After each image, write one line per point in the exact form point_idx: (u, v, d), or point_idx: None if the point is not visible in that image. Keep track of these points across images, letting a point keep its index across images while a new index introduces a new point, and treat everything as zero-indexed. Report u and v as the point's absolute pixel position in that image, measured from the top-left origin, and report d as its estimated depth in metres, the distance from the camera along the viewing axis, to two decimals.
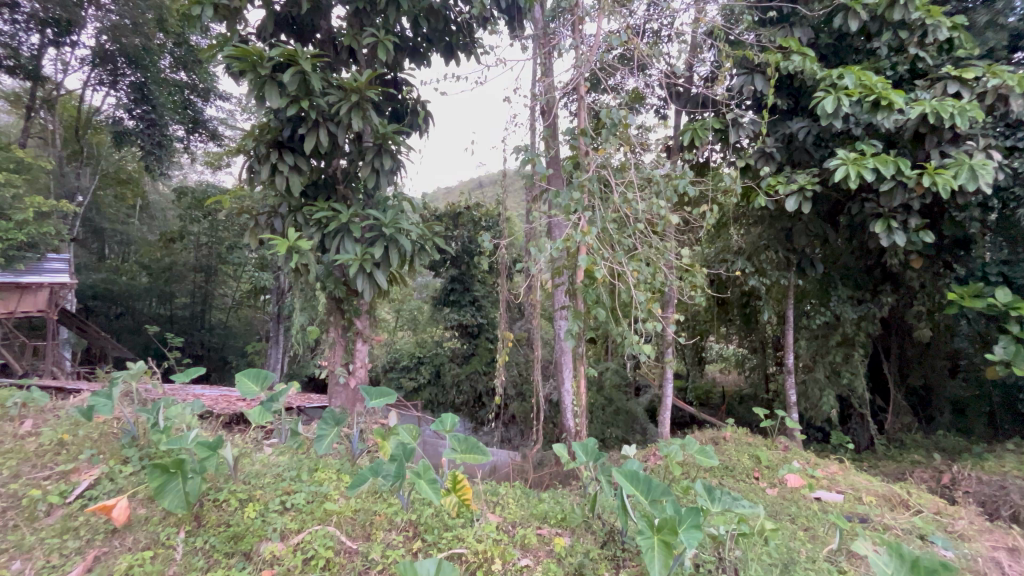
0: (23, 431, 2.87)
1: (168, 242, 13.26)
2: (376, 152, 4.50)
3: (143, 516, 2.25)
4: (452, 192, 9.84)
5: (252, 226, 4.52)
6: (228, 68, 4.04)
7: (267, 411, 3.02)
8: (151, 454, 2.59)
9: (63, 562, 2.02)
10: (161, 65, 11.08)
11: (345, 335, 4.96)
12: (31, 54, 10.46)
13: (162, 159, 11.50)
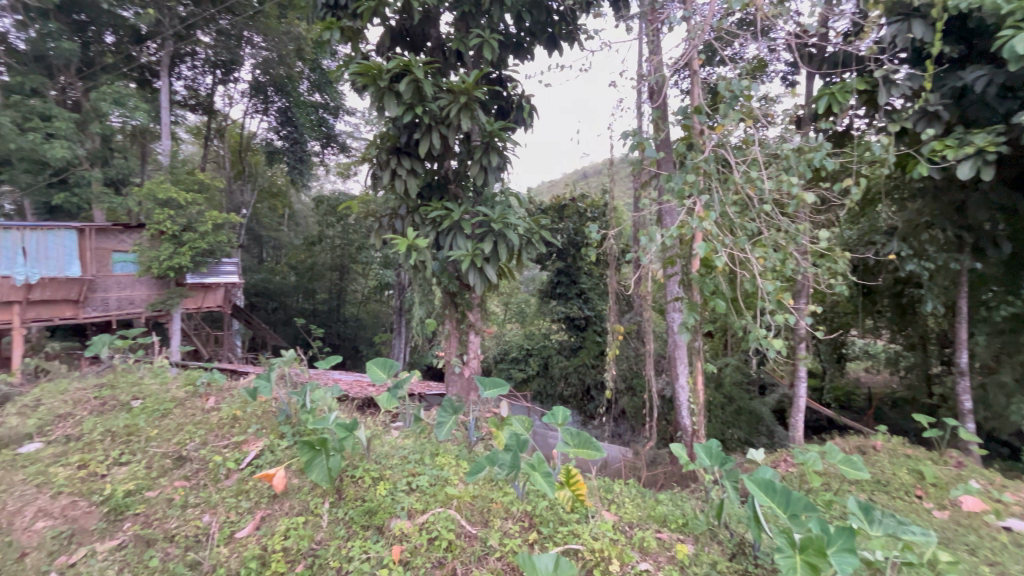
0: (209, 406, 3.46)
1: (310, 245, 15.11)
2: (484, 150, 4.62)
3: (297, 485, 2.56)
4: (557, 184, 9.80)
5: (377, 227, 4.94)
6: (353, 84, 4.43)
7: (394, 397, 3.29)
8: (301, 431, 2.95)
9: (239, 519, 2.39)
10: (301, 90, 12.60)
11: (459, 327, 5.21)
12: (206, 92, 12.61)
13: (303, 173, 13.24)
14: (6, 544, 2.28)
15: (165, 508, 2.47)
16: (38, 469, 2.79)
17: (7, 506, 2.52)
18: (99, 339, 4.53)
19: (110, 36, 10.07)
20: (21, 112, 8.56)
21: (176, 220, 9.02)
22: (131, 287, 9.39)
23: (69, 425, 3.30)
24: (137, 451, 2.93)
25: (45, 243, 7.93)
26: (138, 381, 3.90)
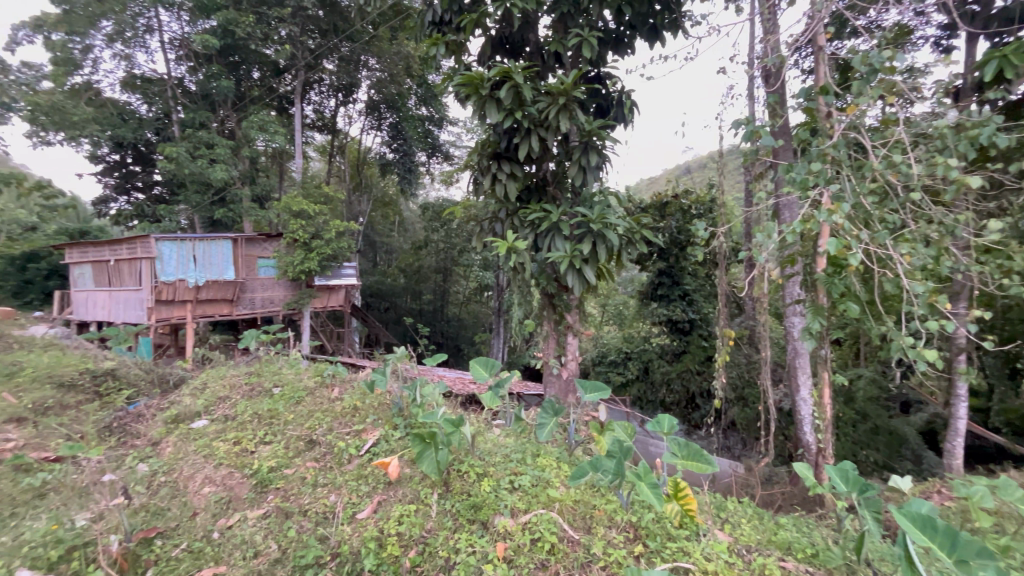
0: (334, 395, 3.85)
1: (417, 250, 16.14)
2: (583, 150, 4.57)
3: (409, 474, 2.74)
4: (659, 181, 9.36)
5: (479, 231, 5.11)
6: (456, 95, 4.61)
7: (496, 396, 3.38)
8: (412, 423, 3.16)
9: (359, 501, 2.60)
10: (410, 105, 13.52)
11: (557, 328, 5.20)
12: (330, 114, 14.06)
13: (412, 182, 14.08)
14: (182, 503, 2.71)
15: (299, 485, 2.78)
16: (205, 442, 3.31)
17: (183, 471, 3.02)
18: (249, 333, 5.29)
19: (257, 72, 11.71)
20: (192, 143, 10.44)
21: (306, 229, 10.18)
22: (272, 288, 10.74)
23: (227, 406, 3.87)
24: (277, 432, 3.34)
25: (209, 251, 9.40)
26: (278, 371, 4.46)
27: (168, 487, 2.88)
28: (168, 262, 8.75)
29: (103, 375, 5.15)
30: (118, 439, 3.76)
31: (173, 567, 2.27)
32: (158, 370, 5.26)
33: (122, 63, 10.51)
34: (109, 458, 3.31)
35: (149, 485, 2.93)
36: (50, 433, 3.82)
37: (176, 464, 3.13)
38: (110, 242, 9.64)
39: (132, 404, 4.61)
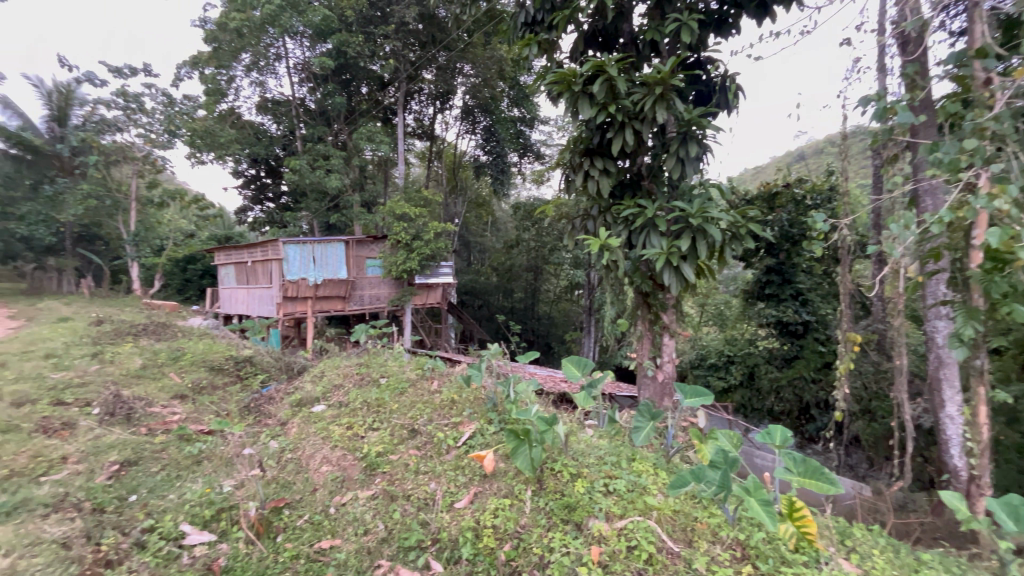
0: (433, 387, 4.07)
1: (509, 249, 16.44)
2: (681, 141, 4.33)
3: (503, 469, 2.80)
4: (767, 171, 8.59)
5: (570, 229, 5.05)
6: (548, 93, 4.59)
7: (589, 396, 3.34)
8: (506, 419, 3.25)
9: (457, 490, 2.71)
10: (503, 107, 13.85)
11: (652, 329, 4.97)
12: (429, 121, 14.84)
13: (504, 183, 14.38)
14: (305, 479, 3.00)
15: (403, 471, 2.96)
16: (323, 425, 3.67)
17: (305, 450, 3.35)
18: (359, 327, 5.80)
19: (366, 87, 12.73)
20: (313, 156, 11.65)
21: (407, 231, 10.85)
22: (378, 286, 11.61)
23: (342, 393, 4.26)
24: (384, 420, 3.60)
25: (325, 253, 10.45)
26: (384, 363, 4.82)
27: (294, 463, 3.22)
28: (292, 262, 9.97)
29: (244, 360, 5.95)
30: (254, 418, 4.29)
31: (298, 535, 2.48)
32: (285, 358, 5.96)
33: (257, 89, 12.03)
34: (248, 433, 3.78)
35: (278, 459, 3.29)
36: (204, 409, 4.49)
37: (299, 443, 3.48)
38: (248, 246, 11.13)
39: (266, 388, 5.26)
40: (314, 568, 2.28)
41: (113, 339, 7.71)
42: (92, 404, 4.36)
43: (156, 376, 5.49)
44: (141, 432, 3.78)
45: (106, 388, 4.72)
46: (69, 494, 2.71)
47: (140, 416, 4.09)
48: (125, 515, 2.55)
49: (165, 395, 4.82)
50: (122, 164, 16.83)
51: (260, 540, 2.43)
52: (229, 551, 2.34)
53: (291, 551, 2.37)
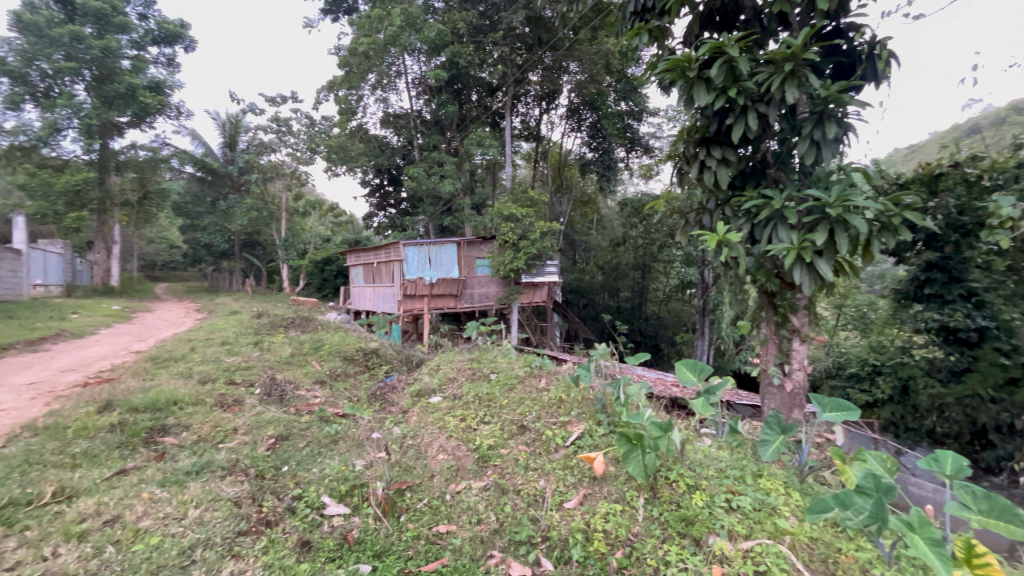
0: (541, 385, 4.12)
1: (616, 246, 16.01)
2: (815, 122, 3.82)
3: (613, 473, 2.74)
4: (928, 149, 7.26)
5: (683, 224, 4.76)
6: (660, 82, 4.35)
7: (708, 404, 3.12)
8: (616, 422, 3.19)
9: (567, 490, 2.70)
10: (610, 102, 13.60)
11: (779, 332, 4.48)
12: (535, 122, 15.01)
13: (611, 178, 14.02)
14: (424, 465, 3.19)
15: (513, 465, 3.03)
16: (440, 415, 3.90)
17: (425, 438, 3.58)
18: (471, 324, 6.09)
19: (476, 94, 13.31)
20: (428, 163, 12.48)
21: (515, 231, 11.08)
22: (487, 285, 12.02)
23: (455, 385, 4.50)
24: (495, 414, 3.72)
25: (439, 253, 11.17)
26: (494, 359, 5.00)
27: (414, 449, 3.44)
28: (411, 263, 10.85)
29: (371, 352, 6.59)
30: (380, 404, 4.71)
31: (418, 517, 2.62)
32: (406, 351, 6.48)
33: (381, 105, 13.21)
34: (375, 419, 4.15)
35: (401, 444, 3.54)
36: (340, 394, 5.05)
37: (419, 431, 3.73)
38: (374, 249, 12.28)
39: (389, 377, 5.76)
40: (433, 550, 2.35)
41: (269, 330, 9.00)
42: (255, 385, 5.14)
43: (302, 363, 6.32)
44: (291, 412, 4.36)
45: (264, 372, 5.52)
46: (239, 460, 3.19)
47: (290, 398, 4.71)
48: (280, 482, 2.93)
49: (309, 379, 5.51)
50: (275, 180, 19.60)
51: (386, 517, 2.60)
52: (361, 525, 2.52)
53: (413, 531, 2.50)
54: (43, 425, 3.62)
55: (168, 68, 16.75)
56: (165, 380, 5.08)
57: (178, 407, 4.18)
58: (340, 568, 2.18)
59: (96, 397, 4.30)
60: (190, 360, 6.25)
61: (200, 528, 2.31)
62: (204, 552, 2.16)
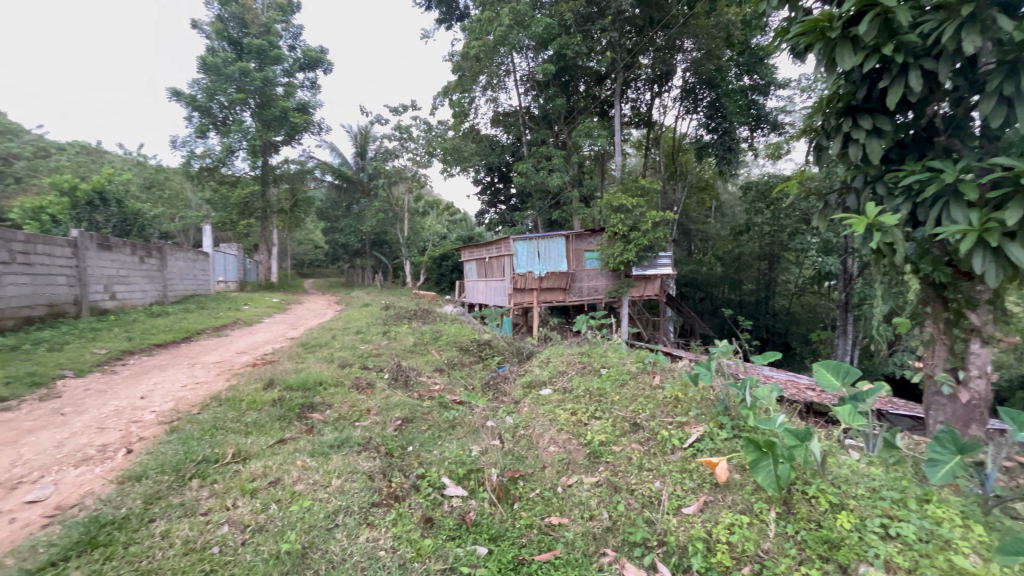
0: (655, 382, 3.97)
1: (737, 235, 14.74)
2: (1006, 74, 3.07)
3: (739, 482, 2.54)
4: None
5: (821, 207, 4.15)
6: (793, 48, 3.82)
7: (856, 412, 2.72)
8: (741, 426, 2.98)
9: (685, 495, 2.56)
10: (731, 78, 12.69)
11: (950, 332, 3.73)
12: (646, 108, 14.33)
13: (732, 161, 12.89)
14: (536, 455, 3.25)
15: (626, 464, 2.95)
16: (550, 408, 3.94)
17: (536, 429, 3.63)
18: (581, 318, 6.07)
19: (584, 85, 13.07)
20: (537, 158, 12.63)
21: (625, 222, 10.69)
22: (596, 278, 11.75)
23: (565, 378, 4.51)
24: (606, 410, 3.66)
25: (549, 247, 11.23)
26: (604, 354, 4.92)
27: (527, 439, 3.51)
28: (521, 257, 11.07)
29: (484, 343, 6.90)
30: (493, 393, 4.90)
31: (531, 507, 2.66)
32: (516, 344, 6.66)
33: (491, 105, 13.64)
34: (488, 407, 4.35)
35: (513, 433, 3.64)
36: (456, 382, 5.37)
37: (530, 422, 3.81)
38: (486, 244, 12.77)
39: (501, 368, 5.99)
40: (546, 540, 2.37)
41: (395, 320, 9.88)
42: (384, 370, 5.68)
43: (423, 351, 6.83)
44: (414, 396, 4.76)
45: (391, 359, 6.08)
46: (372, 437, 3.55)
47: (413, 383, 5.13)
48: (406, 461, 3.19)
49: (429, 367, 5.95)
50: (399, 184, 21.34)
51: (500, 503, 2.68)
52: (477, 508, 2.62)
53: (525, 519, 2.55)
54: (224, 397, 4.38)
55: (311, 90, 19.08)
56: (312, 363, 5.84)
57: (323, 387, 4.78)
58: (459, 547, 2.29)
59: (263, 375, 5.10)
60: (332, 346, 7.12)
61: (341, 496, 2.60)
62: (345, 517, 2.42)
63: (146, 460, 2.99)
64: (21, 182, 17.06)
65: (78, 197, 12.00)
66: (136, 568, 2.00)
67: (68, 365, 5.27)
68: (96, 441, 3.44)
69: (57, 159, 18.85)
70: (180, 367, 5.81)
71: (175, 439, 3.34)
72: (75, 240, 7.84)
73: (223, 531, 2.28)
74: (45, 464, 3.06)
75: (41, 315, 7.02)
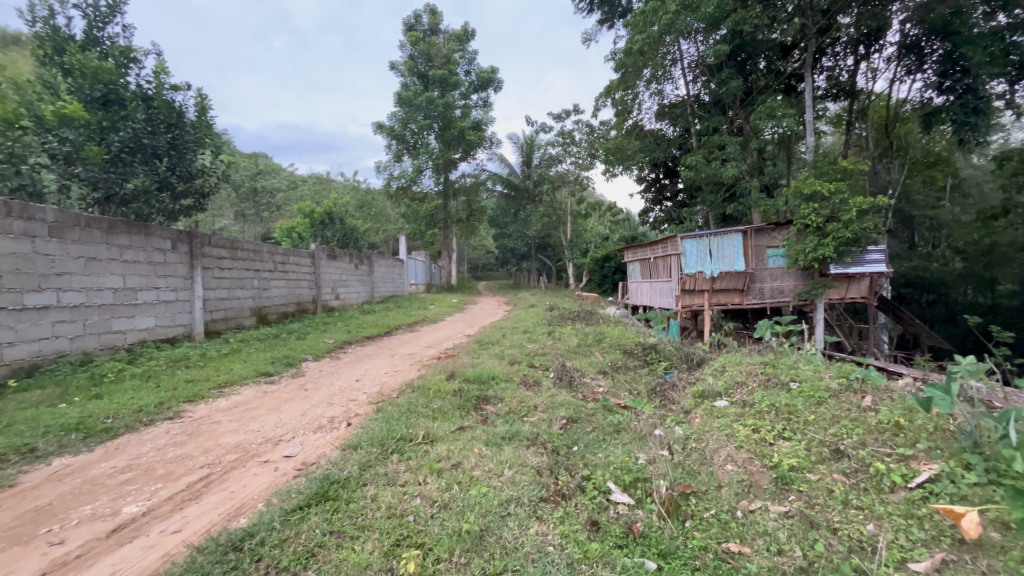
0: (865, 404, 3.35)
1: (986, 221, 11.71)
2: None
3: (998, 545, 1.98)
4: None
5: None
6: None
7: None
8: (999, 470, 2.32)
9: (912, 548, 2.09)
10: (975, 18, 9.65)
11: None
12: (849, 76, 12.02)
13: (980, 126, 10.12)
14: (711, 472, 2.98)
15: (825, 497, 2.54)
16: (727, 422, 3.59)
17: (710, 444, 3.33)
18: (763, 322, 5.44)
19: (764, 60, 11.62)
20: (708, 148, 11.64)
21: (820, 211, 9.06)
22: (782, 278, 10.38)
23: (746, 391, 4.05)
24: (798, 430, 3.21)
25: (722, 245, 10.26)
26: (794, 366, 4.29)
27: (699, 453, 3.24)
28: (690, 257, 10.39)
29: (650, 347, 6.64)
30: (660, 400, 4.67)
31: (705, 528, 2.44)
32: (686, 349, 6.25)
33: (656, 98, 13.04)
34: (655, 415, 4.16)
35: (683, 445, 3.39)
36: (621, 386, 5.27)
37: (703, 435, 3.50)
38: (651, 244, 12.26)
39: (668, 374, 5.68)
40: (724, 567, 2.15)
41: (560, 321, 10.15)
42: (550, 369, 5.88)
43: (587, 353, 6.86)
44: (579, 396, 4.82)
45: (557, 359, 6.26)
46: (540, 434, 3.70)
47: (577, 384, 5.18)
48: (572, 461, 3.24)
49: (593, 368, 5.95)
50: (562, 188, 21.90)
51: (670, 518, 2.52)
52: (644, 520, 2.51)
53: (699, 540, 2.34)
54: (416, 385, 5.06)
55: (483, 109, 20.79)
56: (486, 359, 6.36)
57: (495, 381, 5.17)
58: (627, 556, 2.22)
59: (447, 368, 5.75)
60: (503, 343, 7.66)
61: (513, 487, 2.77)
62: (516, 508, 2.57)
63: (360, 433, 3.61)
64: (280, 209, 22.38)
65: (316, 218, 15.22)
66: (355, 522, 2.42)
67: (309, 351, 6.69)
68: (326, 413, 4.30)
69: (301, 190, 24.16)
70: (385, 357, 6.93)
71: (381, 417, 3.97)
72: (313, 252, 9.91)
73: (416, 502, 2.62)
74: (296, 427, 3.94)
75: (293, 311, 9.04)
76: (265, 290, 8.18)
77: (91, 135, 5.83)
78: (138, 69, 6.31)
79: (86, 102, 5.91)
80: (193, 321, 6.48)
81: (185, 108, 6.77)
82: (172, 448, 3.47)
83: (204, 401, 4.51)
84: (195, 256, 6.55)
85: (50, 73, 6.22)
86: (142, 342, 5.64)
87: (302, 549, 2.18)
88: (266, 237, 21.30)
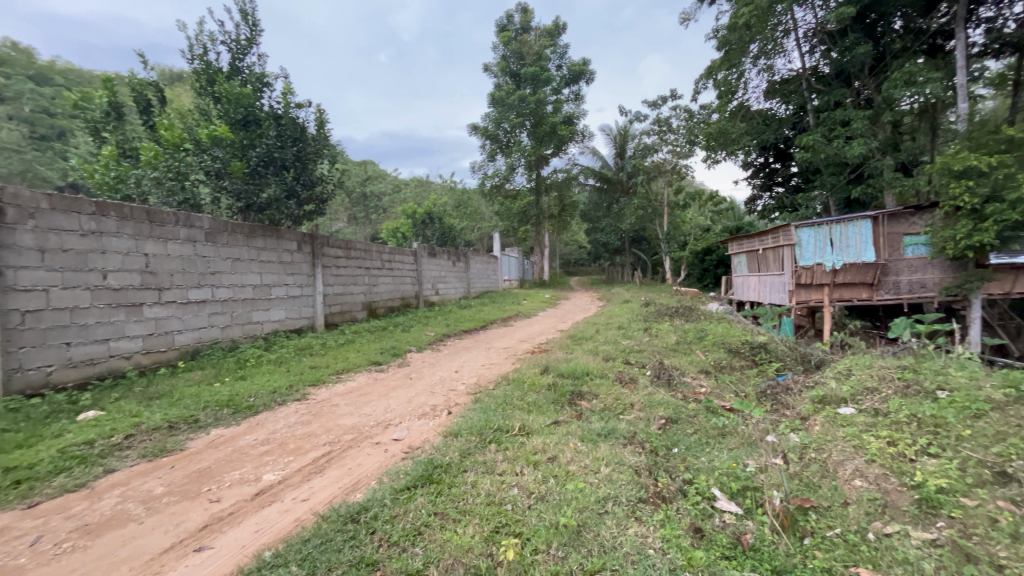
0: None
1: None
2: None
3: None
4: None
5: None
6: None
7: None
8: None
9: None
10: None
11: None
12: (1016, 26, 9.99)
13: None
14: (834, 486, 2.67)
15: (987, 527, 2.16)
16: (855, 432, 3.20)
17: (832, 455, 2.99)
18: (902, 321, 4.89)
19: (899, 19, 10.11)
20: (828, 126, 10.37)
21: (977, 190, 7.61)
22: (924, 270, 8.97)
23: (878, 399, 3.58)
24: (949, 448, 2.76)
25: (846, 233, 9.12)
26: (942, 372, 3.71)
27: (818, 464, 2.92)
28: (806, 247, 9.39)
29: (759, 346, 6.12)
30: (772, 403, 4.28)
31: (829, 547, 2.19)
32: (802, 350, 5.67)
33: (765, 75, 11.93)
34: (766, 420, 3.82)
35: (800, 454, 3.07)
36: (726, 387, 4.92)
37: (824, 444, 3.15)
38: (759, 234, 11.27)
39: (781, 376, 5.20)
40: None
41: (656, 317, 9.75)
42: (646, 367, 5.67)
43: (687, 351, 6.51)
44: (678, 396, 4.60)
45: (654, 356, 6.03)
46: (637, 433, 3.59)
47: (677, 383, 4.94)
48: (672, 462, 3.10)
49: (693, 367, 5.63)
50: (658, 178, 20.98)
51: (786, 533, 2.30)
52: (755, 531, 2.32)
53: (821, 561, 2.10)
54: (511, 378, 5.18)
55: (575, 102, 20.55)
56: (580, 354, 6.32)
57: (590, 377, 5.12)
58: (736, 570, 2.06)
59: (541, 362, 5.82)
60: (596, 339, 7.57)
61: (610, 485, 2.73)
62: (614, 506, 2.52)
63: (460, 422, 3.79)
64: (386, 211, 24.21)
65: (417, 218, 16.19)
66: (458, 506, 2.54)
67: (412, 343, 7.15)
68: (429, 401, 4.57)
69: (404, 192, 25.85)
70: (481, 350, 7.19)
71: (478, 408, 4.13)
72: (415, 250, 10.54)
73: (514, 492, 2.69)
74: (402, 413, 4.23)
75: (398, 305, 9.73)
76: (374, 286, 8.88)
77: (235, 153, 6.75)
78: (270, 92, 7.18)
79: (232, 124, 6.87)
80: (315, 314, 7.23)
81: (307, 123, 7.56)
82: (300, 426, 3.91)
83: (324, 386, 5.03)
84: (316, 256, 7.32)
85: (205, 102, 7.35)
86: (276, 331, 6.44)
87: (410, 526, 2.34)
88: (374, 237, 23.17)
